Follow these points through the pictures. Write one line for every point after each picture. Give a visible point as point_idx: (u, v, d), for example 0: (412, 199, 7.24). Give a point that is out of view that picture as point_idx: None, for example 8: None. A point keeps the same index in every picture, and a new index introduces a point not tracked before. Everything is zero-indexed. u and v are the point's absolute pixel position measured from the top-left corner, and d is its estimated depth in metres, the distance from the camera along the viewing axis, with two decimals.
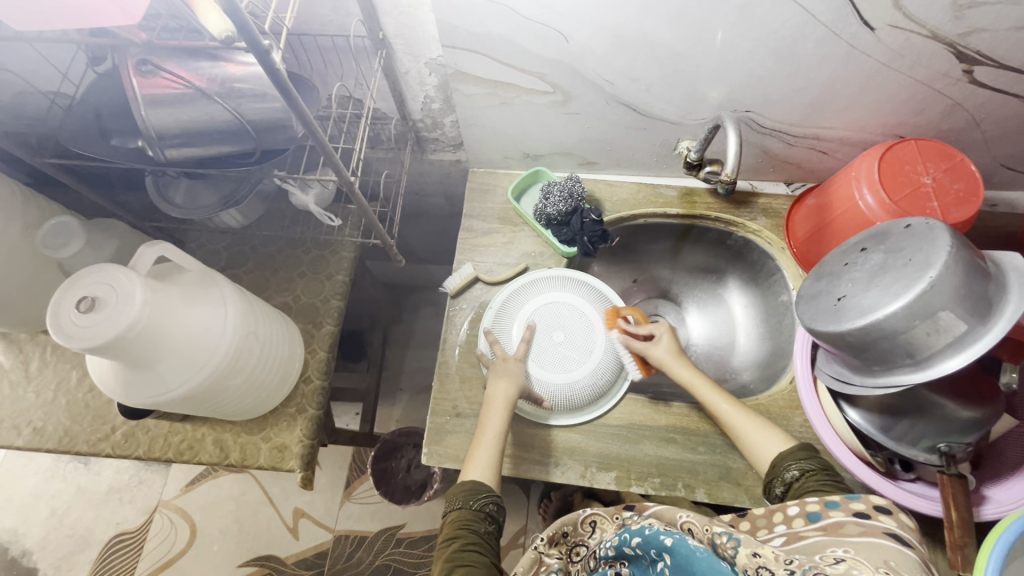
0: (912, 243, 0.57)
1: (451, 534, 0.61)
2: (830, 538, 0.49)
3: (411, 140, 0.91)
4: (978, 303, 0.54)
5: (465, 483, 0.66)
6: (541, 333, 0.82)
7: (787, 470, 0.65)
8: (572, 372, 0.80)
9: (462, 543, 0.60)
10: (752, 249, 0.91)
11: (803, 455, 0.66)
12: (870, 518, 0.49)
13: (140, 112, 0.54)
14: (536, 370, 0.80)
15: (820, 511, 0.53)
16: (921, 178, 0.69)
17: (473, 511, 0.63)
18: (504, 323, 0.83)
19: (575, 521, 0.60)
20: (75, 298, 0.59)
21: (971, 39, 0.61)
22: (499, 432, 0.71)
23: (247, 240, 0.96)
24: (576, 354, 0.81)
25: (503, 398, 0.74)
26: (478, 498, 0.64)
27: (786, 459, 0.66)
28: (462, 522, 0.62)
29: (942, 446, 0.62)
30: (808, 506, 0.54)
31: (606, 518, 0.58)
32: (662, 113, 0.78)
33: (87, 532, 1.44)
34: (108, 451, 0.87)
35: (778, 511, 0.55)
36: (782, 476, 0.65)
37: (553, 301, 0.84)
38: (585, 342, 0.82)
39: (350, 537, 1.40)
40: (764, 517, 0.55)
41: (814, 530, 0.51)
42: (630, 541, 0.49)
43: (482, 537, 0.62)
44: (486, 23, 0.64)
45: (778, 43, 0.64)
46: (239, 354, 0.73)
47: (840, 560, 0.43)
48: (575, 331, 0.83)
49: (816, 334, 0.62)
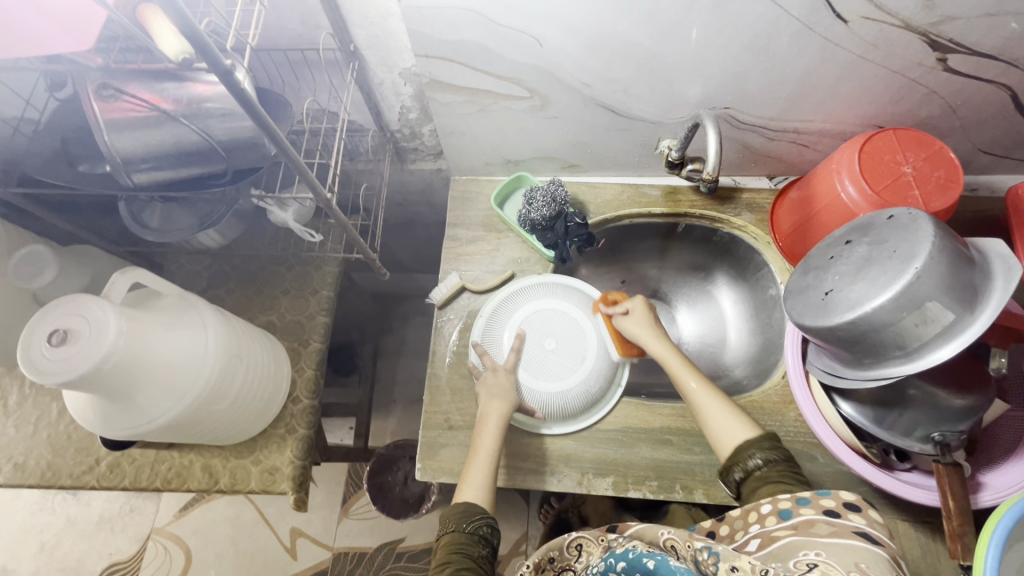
0: (895, 233, 0.57)
1: (443, 559, 0.60)
2: (801, 537, 0.48)
3: (390, 151, 0.90)
4: (965, 291, 0.53)
5: (459, 505, 0.65)
6: (533, 337, 0.81)
7: (750, 457, 0.63)
8: (565, 380, 0.79)
9: (456, 567, 0.59)
10: (737, 245, 0.91)
11: (767, 444, 0.64)
12: (841, 517, 0.48)
13: (103, 136, 0.51)
14: (527, 377, 0.79)
15: (791, 508, 0.52)
16: (901, 167, 0.69)
17: (467, 534, 0.62)
18: (495, 331, 0.82)
19: (560, 546, 0.59)
20: (46, 331, 0.57)
21: (943, 28, 0.61)
22: (492, 450, 0.70)
23: (228, 259, 0.94)
24: (568, 361, 0.80)
25: (494, 407, 0.73)
26: (472, 521, 0.63)
27: (751, 447, 0.64)
28: (455, 546, 0.61)
29: (936, 435, 0.62)
30: (781, 504, 0.54)
31: (592, 542, 0.58)
32: (640, 113, 0.77)
33: (79, 564, 1.40)
34: (94, 483, 0.84)
35: (753, 511, 0.55)
36: (744, 463, 0.64)
37: (546, 307, 0.83)
38: (577, 349, 0.81)
39: (350, 554, 1.38)
40: (740, 520, 0.55)
41: (785, 529, 0.51)
42: (614, 566, 0.48)
43: (475, 561, 0.61)
44: (459, 32, 0.63)
45: (752, 39, 0.64)
46: (223, 379, 0.71)
47: (811, 567, 0.43)
48: (567, 338, 0.81)
49: (805, 330, 0.61)
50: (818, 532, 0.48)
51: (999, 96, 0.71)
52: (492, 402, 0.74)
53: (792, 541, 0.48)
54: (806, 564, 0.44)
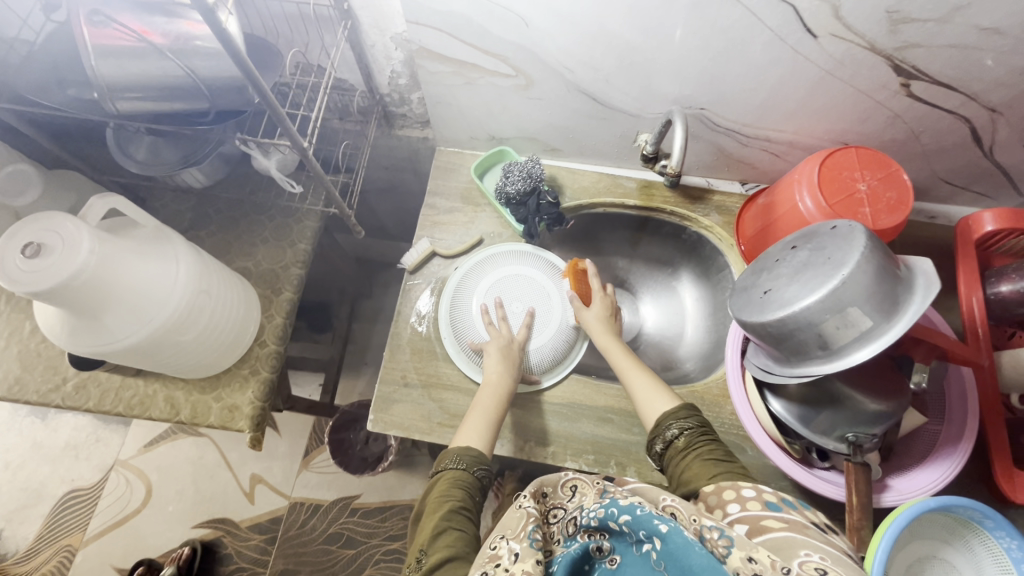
0: (834, 241, 0.61)
1: (446, 491, 0.64)
2: (796, 535, 0.46)
3: (378, 114, 0.92)
4: (885, 301, 0.57)
5: (470, 449, 0.69)
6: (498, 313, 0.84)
7: (668, 428, 0.68)
8: (553, 319, 0.86)
9: (454, 503, 0.63)
10: (704, 244, 0.94)
11: (684, 414, 0.69)
12: (832, 532, 0.47)
13: (89, 62, 0.53)
14: (525, 336, 0.83)
15: (779, 503, 0.51)
16: (857, 185, 0.73)
17: (472, 477, 0.67)
18: (464, 337, 0.84)
19: (556, 484, 0.57)
20: (19, 245, 0.60)
21: (906, 54, 0.64)
22: (498, 409, 0.74)
23: (212, 203, 0.97)
24: (541, 305, 0.86)
25: (496, 371, 0.77)
26: (477, 466, 0.68)
27: (670, 418, 0.69)
28: (460, 483, 0.66)
29: (851, 436, 0.66)
30: (766, 496, 0.53)
31: (587, 484, 0.55)
32: (620, 104, 0.80)
33: (41, 486, 1.45)
34: (59, 402, 0.88)
35: (732, 490, 0.55)
36: (664, 435, 0.68)
37: (487, 288, 0.86)
38: (541, 290, 0.87)
39: (306, 504, 1.42)
40: (715, 497, 0.56)
41: (777, 520, 0.49)
42: (615, 516, 0.45)
43: (470, 501, 0.65)
44: (449, 2, 0.65)
45: (727, 43, 0.67)
46: (190, 311, 0.74)
47: (822, 574, 0.41)
48: (522, 290, 0.86)
49: (743, 325, 0.65)
50: (814, 535, 0.46)
51: (959, 128, 0.74)
52: (494, 366, 0.78)
53: (788, 537, 0.47)
54: (816, 569, 0.42)
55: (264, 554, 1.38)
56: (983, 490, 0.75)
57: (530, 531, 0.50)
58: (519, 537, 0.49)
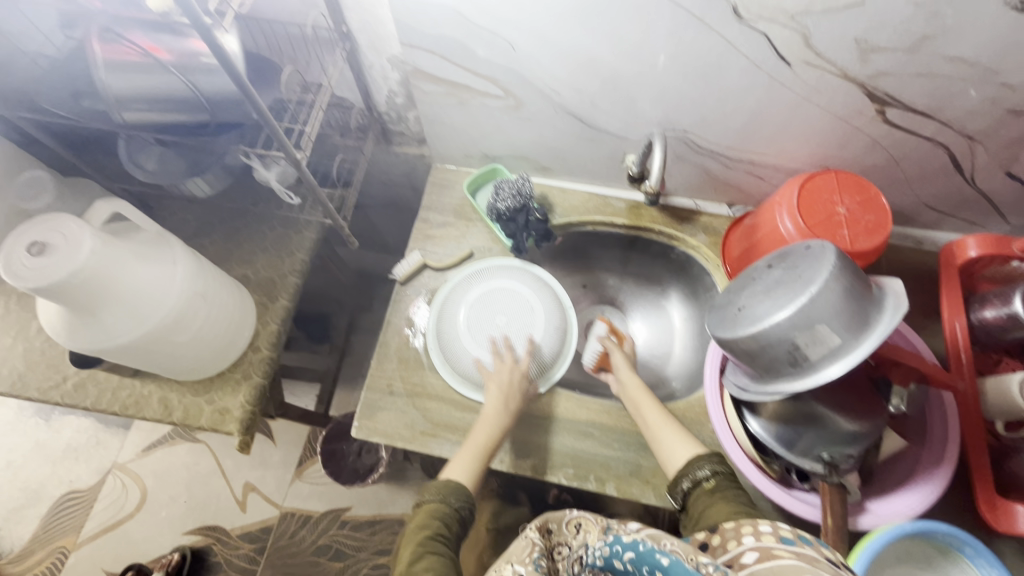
0: (806, 260, 0.62)
1: (423, 523, 0.68)
2: (802, 564, 0.44)
3: (376, 131, 0.97)
4: (854, 319, 0.58)
5: (450, 482, 0.72)
6: (484, 332, 0.85)
7: (699, 469, 0.69)
8: (535, 331, 0.86)
9: (431, 531, 0.67)
10: (691, 264, 0.96)
11: (716, 459, 0.71)
12: (845, 568, 0.44)
13: (100, 75, 0.57)
14: (528, 365, 0.82)
15: (792, 537, 0.48)
16: (836, 208, 0.74)
17: (451, 509, 0.70)
18: (455, 361, 0.84)
19: (561, 521, 0.57)
20: (26, 243, 0.63)
21: (878, 81, 0.66)
22: (490, 435, 0.76)
23: (216, 212, 1.01)
24: (524, 320, 0.86)
25: (494, 406, 0.78)
26: (456, 499, 0.71)
27: (700, 460, 0.71)
28: (437, 515, 0.69)
29: (826, 455, 0.66)
30: (782, 530, 0.50)
31: (592, 521, 0.54)
32: (606, 126, 0.82)
33: (39, 487, 1.47)
34: (57, 399, 0.91)
35: (750, 525, 0.53)
36: (693, 474, 0.70)
37: (469, 307, 0.86)
38: (522, 305, 0.87)
39: (297, 515, 1.43)
40: (734, 531, 0.55)
41: (786, 551, 0.47)
42: (619, 554, 0.48)
43: (448, 532, 0.68)
44: (440, 27, 0.69)
45: (705, 69, 0.69)
46: (184, 314, 0.76)
47: None
48: (503, 306, 0.86)
49: (718, 340, 0.66)
50: (824, 567, 0.43)
51: (937, 154, 0.75)
52: (493, 402, 0.78)
53: (795, 565, 0.44)
54: None
55: (252, 563, 1.38)
56: (968, 518, 0.73)
57: (535, 558, 0.50)
58: (524, 561, 0.50)
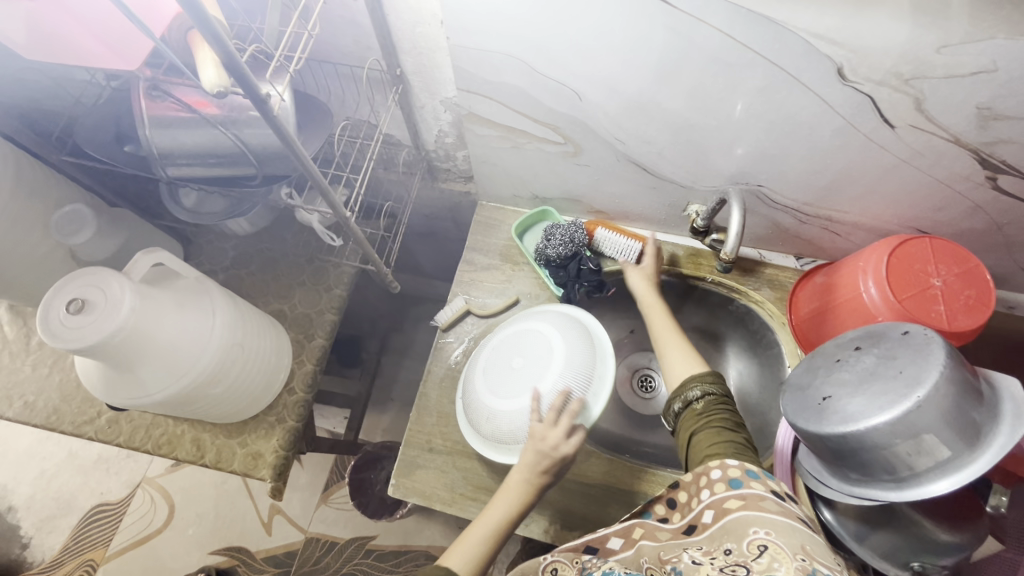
0: (907, 352, 0.55)
1: None
2: (751, 512, 0.48)
3: (422, 168, 0.92)
4: (967, 429, 0.51)
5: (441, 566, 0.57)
6: (499, 379, 0.74)
7: (690, 390, 0.66)
8: (554, 373, 0.71)
9: None
10: (752, 318, 0.89)
11: (710, 378, 0.66)
12: (787, 500, 0.49)
13: (145, 131, 0.56)
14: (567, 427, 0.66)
15: (740, 478, 0.51)
16: (931, 279, 0.67)
17: None
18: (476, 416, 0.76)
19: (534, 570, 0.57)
20: (65, 299, 0.61)
21: (996, 148, 0.58)
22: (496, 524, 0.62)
23: (254, 244, 0.98)
24: (539, 365, 0.72)
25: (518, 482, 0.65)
26: None
27: (694, 380, 0.67)
28: None
29: (915, 565, 0.60)
30: (729, 469, 0.53)
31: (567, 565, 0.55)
32: (671, 175, 0.76)
33: (71, 497, 1.48)
34: (91, 435, 0.89)
35: (704, 474, 0.54)
36: (684, 395, 0.66)
37: (489, 352, 0.78)
38: (541, 346, 0.74)
39: (322, 540, 1.40)
40: (694, 483, 0.55)
41: (735, 498, 0.50)
42: None
43: None
44: (502, 75, 0.64)
45: (794, 127, 0.63)
46: (223, 363, 0.74)
47: (763, 551, 0.44)
48: (521, 347, 0.75)
49: (796, 429, 0.60)
50: (767, 509, 0.47)
51: None
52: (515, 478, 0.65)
53: (741, 518, 0.48)
54: (759, 548, 0.44)
55: None
56: None
57: None
58: None
